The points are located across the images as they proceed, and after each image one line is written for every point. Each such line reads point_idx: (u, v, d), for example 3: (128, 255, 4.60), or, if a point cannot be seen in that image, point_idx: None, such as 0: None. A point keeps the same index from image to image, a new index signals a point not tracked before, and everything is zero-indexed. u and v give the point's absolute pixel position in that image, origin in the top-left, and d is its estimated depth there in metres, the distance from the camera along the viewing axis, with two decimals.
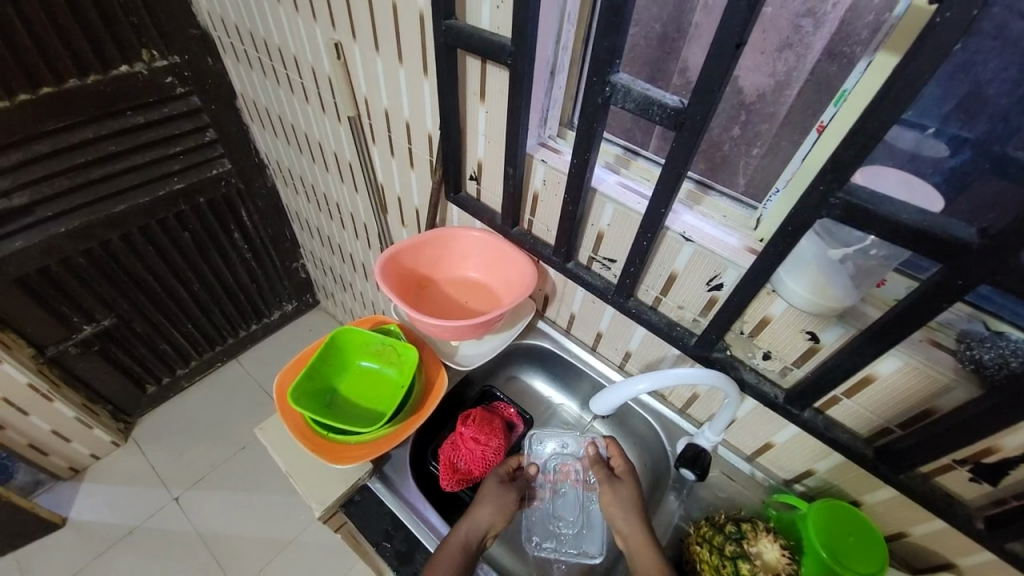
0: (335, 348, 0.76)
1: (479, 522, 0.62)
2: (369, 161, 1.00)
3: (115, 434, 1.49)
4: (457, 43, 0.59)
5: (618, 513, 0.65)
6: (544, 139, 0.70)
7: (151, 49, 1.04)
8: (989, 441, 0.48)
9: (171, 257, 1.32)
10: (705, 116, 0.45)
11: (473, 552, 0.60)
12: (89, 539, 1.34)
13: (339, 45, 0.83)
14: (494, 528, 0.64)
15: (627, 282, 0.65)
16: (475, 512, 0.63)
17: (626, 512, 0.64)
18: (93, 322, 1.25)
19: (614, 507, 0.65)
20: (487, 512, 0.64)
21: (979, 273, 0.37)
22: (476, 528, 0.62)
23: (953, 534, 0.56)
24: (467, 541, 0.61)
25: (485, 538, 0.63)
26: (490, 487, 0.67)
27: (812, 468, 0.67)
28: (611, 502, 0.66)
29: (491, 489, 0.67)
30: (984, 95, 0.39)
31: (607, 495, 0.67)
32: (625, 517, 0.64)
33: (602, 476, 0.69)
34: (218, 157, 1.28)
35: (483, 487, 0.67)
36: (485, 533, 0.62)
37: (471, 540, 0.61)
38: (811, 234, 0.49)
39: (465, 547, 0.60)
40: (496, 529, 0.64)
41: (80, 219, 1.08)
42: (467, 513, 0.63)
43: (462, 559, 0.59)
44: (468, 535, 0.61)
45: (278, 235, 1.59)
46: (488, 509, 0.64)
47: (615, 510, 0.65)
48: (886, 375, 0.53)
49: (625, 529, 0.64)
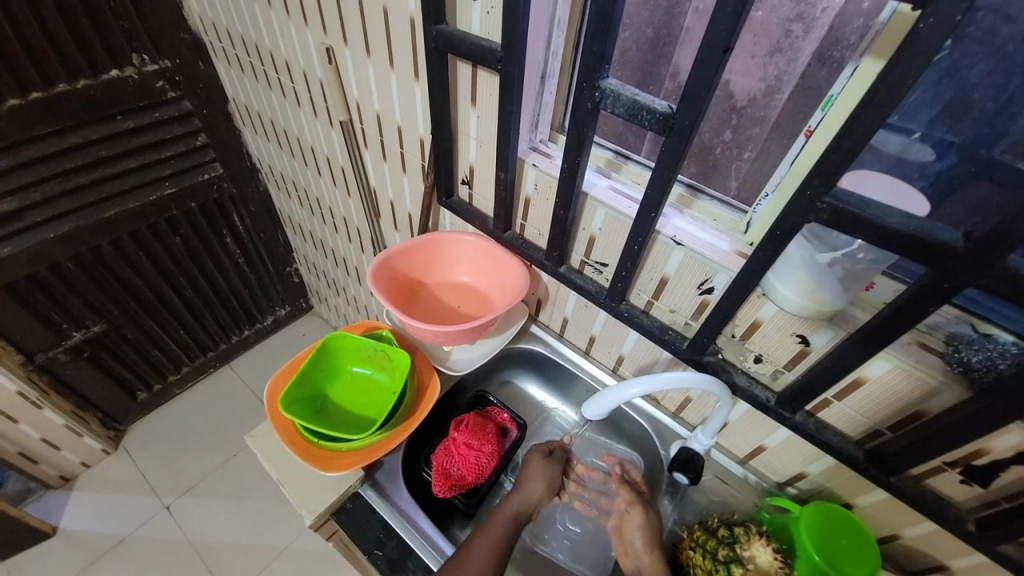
0: (326, 354, 0.76)
1: (531, 495, 0.66)
2: (361, 166, 1.00)
3: (105, 441, 1.48)
4: (448, 48, 0.59)
5: (639, 539, 0.63)
6: (535, 143, 0.70)
7: (142, 53, 1.04)
8: (979, 443, 0.49)
9: (163, 262, 1.31)
10: (693, 122, 0.45)
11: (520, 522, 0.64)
12: (78, 549, 1.32)
13: (330, 50, 0.82)
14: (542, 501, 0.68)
15: (618, 285, 0.66)
16: (526, 487, 0.67)
17: (646, 539, 0.63)
18: (83, 328, 1.24)
19: (636, 530, 0.64)
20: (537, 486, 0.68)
21: (966, 277, 0.37)
22: (528, 501, 0.66)
23: (945, 537, 0.56)
24: (507, 532, 0.62)
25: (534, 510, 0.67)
26: (537, 466, 0.71)
27: (803, 471, 0.67)
28: (631, 526, 0.65)
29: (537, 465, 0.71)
30: (970, 100, 0.39)
31: (634, 519, 0.65)
32: (644, 546, 0.63)
33: (631, 497, 0.68)
34: (210, 161, 1.28)
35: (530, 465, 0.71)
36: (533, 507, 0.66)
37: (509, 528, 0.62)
38: (798, 239, 0.49)
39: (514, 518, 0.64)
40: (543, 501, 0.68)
41: (70, 224, 1.07)
42: (520, 487, 0.67)
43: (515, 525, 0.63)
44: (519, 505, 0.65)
45: (271, 239, 1.58)
46: (536, 484, 0.68)
47: (638, 534, 0.64)
48: (876, 378, 0.53)
49: (641, 557, 0.62)
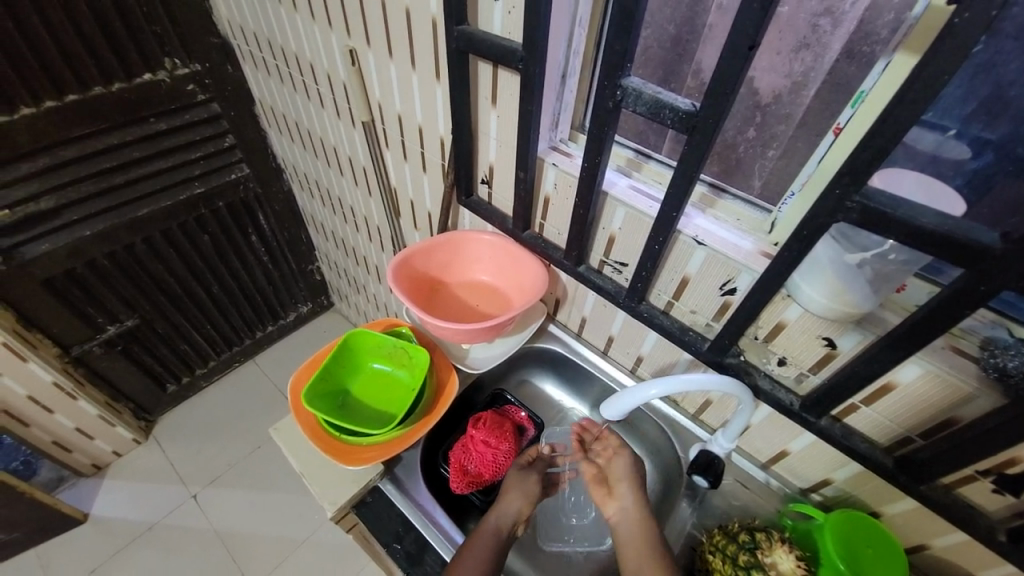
0: (348, 349, 0.77)
1: (507, 510, 0.64)
2: (383, 165, 1.02)
3: (137, 432, 1.53)
4: (469, 49, 0.60)
5: (624, 481, 0.66)
6: (555, 142, 0.70)
7: (173, 57, 1.07)
8: (1013, 452, 0.47)
9: (191, 259, 1.35)
10: (717, 120, 0.44)
11: (505, 536, 0.62)
12: (111, 535, 1.38)
13: (354, 51, 0.84)
14: (524, 513, 0.65)
15: (638, 285, 0.65)
16: (503, 502, 0.65)
17: (629, 482, 0.66)
18: (117, 323, 1.29)
19: (619, 473, 0.67)
20: (515, 501, 0.65)
21: (1002, 279, 0.36)
22: (505, 516, 0.63)
23: (978, 548, 0.54)
24: (491, 547, 0.59)
25: (517, 525, 0.64)
26: (513, 476, 0.69)
27: (829, 477, 0.66)
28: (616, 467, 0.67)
29: (524, 480, 0.68)
30: (1007, 97, 0.37)
31: (617, 461, 0.68)
32: (628, 488, 0.65)
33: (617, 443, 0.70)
34: (237, 161, 1.31)
35: (507, 478, 0.69)
36: (515, 521, 0.64)
37: (493, 545, 0.60)
38: (826, 239, 0.47)
39: (497, 533, 0.61)
40: (524, 514, 0.65)
41: (105, 223, 1.12)
42: (496, 504, 0.65)
43: (497, 543, 0.60)
44: (498, 522, 0.63)
45: (294, 238, 1.62)
46: (515, 497, 0.66)
47: (623, 476, 0.66)
48: (906, 383, 0.51)
49: (624, 499, 0.65)
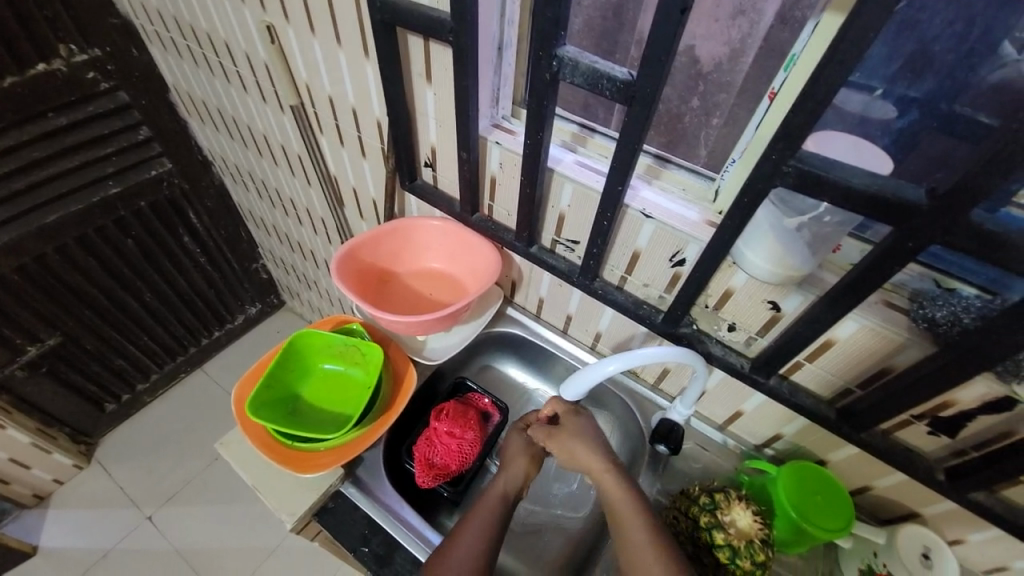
0: (294, 353, 0.73)
1: (515, 474, 0.63)
2: (319, 153, 0.96)
3: (76, 456, 1.42)
4: (395, 20, 0.56)
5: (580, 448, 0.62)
6: (497, 120, 0.67)
7: (69, 43, 0.95)
8: (945, 396, 0.50)
9: (116, 267, 1.23)
10: (654, 88, 0.43)
11: (512, 500, 0.61)
12: (61, 566, 1.29)
13: (273, 28, 0.77)
14: (529, 475, 0.64)
15: (591, 262, 0.64)
16: (508, 468, 0.63)
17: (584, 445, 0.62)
18: (38, 343, 1.18)
19: (573, 441, 0.63)
20: (518, 464, 0.64)
21: (929, 234, 0.37)
22: (512, 481, 0.62)
23: (915, 486, 0.58)
24: (497, 514, 0.58)
25: (523, 489, 0.63)
26: (514, 440, 0.67)
27: (779, 432, 0.69)
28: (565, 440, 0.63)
29: (524, 444, 0.66)
30: (930, 53, 0.38)
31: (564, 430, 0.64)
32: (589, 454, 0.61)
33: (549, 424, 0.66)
34: (157, 156, 1.20)
35: (508, 442, 0.67)
36: (523, 484, 0.63)
37: (499, 510, 0.59)
38: (766, 204, 0.48)
39: (503, 498, 0.60)
40: (529, 478, 0.64)
41: (9, 235, 1.00)
42: (502, 469, 0.64)
43: (504, 508, 0.59)
44: (506, 486, 0.62)
45: (232, 235, 1.52)
46: (518, 462, 0.64)
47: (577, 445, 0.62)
48: (845, 338, 0.54)
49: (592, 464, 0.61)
